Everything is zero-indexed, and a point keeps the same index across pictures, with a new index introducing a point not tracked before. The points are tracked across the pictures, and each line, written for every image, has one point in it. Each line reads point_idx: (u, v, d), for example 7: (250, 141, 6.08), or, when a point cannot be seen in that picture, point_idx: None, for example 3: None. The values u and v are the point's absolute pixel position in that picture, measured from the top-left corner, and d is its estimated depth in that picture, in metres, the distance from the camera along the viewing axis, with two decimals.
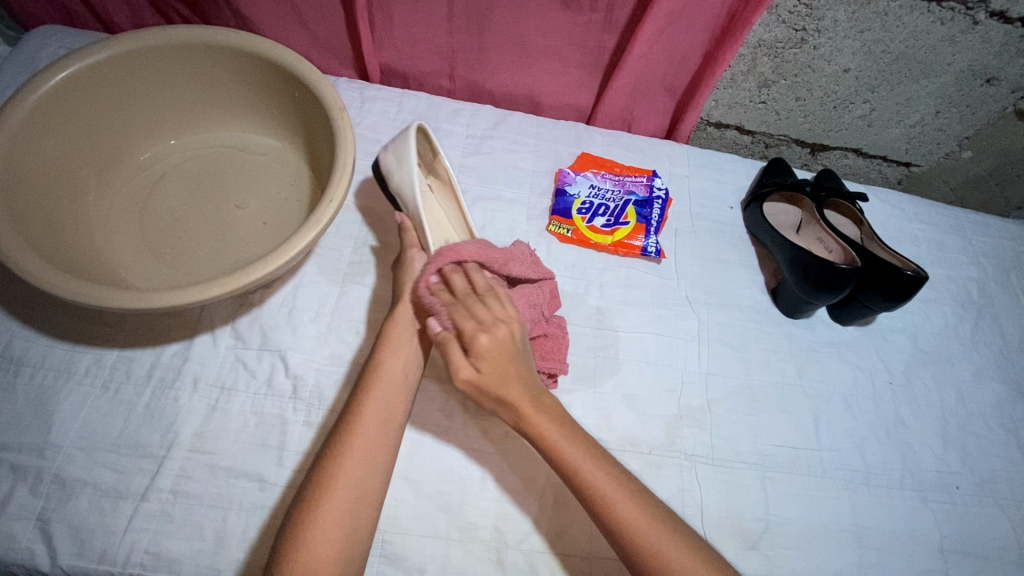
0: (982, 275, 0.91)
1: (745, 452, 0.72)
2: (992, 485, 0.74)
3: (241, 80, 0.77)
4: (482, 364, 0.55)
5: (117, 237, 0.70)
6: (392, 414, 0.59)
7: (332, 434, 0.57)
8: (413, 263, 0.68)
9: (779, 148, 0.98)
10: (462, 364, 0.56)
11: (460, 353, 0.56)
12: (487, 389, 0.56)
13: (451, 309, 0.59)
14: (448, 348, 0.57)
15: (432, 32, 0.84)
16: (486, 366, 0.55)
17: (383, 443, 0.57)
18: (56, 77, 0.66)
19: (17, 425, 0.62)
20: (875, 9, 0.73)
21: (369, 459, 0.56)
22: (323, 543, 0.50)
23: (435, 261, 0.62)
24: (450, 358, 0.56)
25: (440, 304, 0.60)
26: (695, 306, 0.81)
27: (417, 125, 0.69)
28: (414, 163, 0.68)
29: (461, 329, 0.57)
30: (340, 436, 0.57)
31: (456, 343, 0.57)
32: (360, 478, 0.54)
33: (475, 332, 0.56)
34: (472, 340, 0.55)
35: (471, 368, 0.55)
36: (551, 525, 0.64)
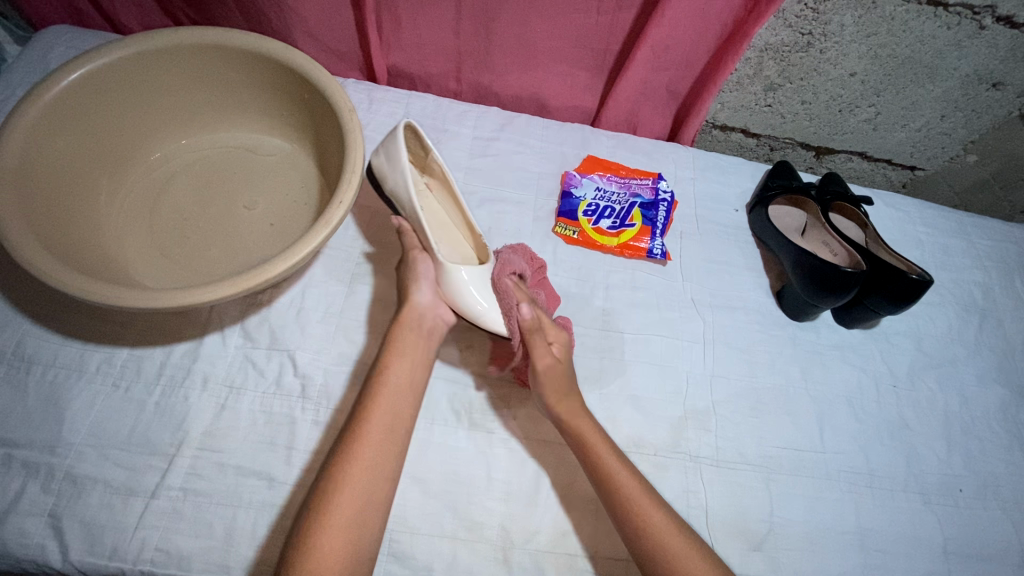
0: (987, 278, 0.91)
1: (749, 454, 0.72)
2: (995, 489, 0.75)
3: (250, 80, 0.78)
4: (561, 356, 0.66)
5: (128, 237, 0.70)
6: (398, 418, 0.60)
7: (342, 438, 0.58)
8: (418, 265, 0.68)
9: (784, 151, 0.98)
10: (544, 351, 0.64)
11: (543, 344, 0.64)
12: (559, 377, 0.64)
13: (531, 304, 0.66)
14: (536, 338, 0.64)
15: (439, 34, 0.84)
16: (563, 356, 0.66)
17: (392, 447, 0.58)
18: (69, 77, 0.67)
19: (29, 423, 0.62)
20: (881, 14, 0.73)
21: (377, 463, 0.56)
22: (334, 544, 0.52)
23: (507, 263, 0.67)
24: (538, 347, 0.64)
25: (521, 297, 0.65)
26: (700, 307, 0.81)
27: (405, 124, 0.69)
28: (405, 163, 0.68)
29: (545, 323, 0.66)
30: (348, 441, 0.57)
31: (540, 334, 0.65)
32: (370, 480, 0.55)
33: (558, 331, 0.67)
34: (555, 336, 0.66)
35: (552, 356, 0.64)
36: (556, 526, 0.64)
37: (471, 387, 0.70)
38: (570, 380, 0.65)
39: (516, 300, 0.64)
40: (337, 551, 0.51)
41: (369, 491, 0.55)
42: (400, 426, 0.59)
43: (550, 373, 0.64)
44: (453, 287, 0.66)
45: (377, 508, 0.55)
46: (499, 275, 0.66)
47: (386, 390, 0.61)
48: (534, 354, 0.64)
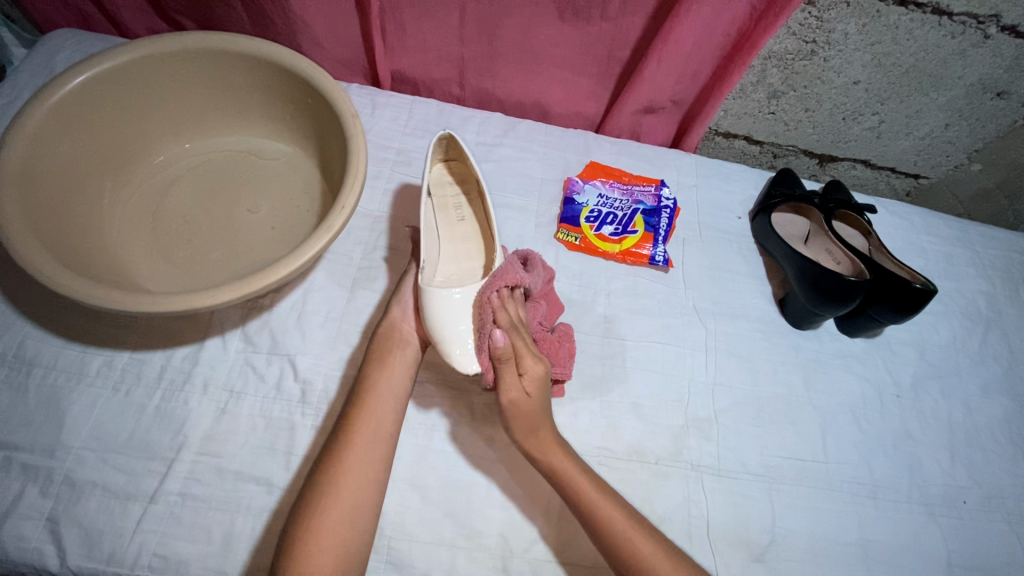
0: (991, 287, 0.91)
1: (750, 464, 0.71)
2: (999, 500, 0.74)
3: (254, 85, 0.78)
4: (532, 389, 0.61)
5: (131, 240, 0.71)
6: (381, 424, 0.61)
7: (326, 449, 0.60)
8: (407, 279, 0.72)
9: (788, 159, 0.98)
10: (513, 382, 0.61)
11: (514, 374, 0.61)
12: (526, 411, 0.61)
13: (510, 329, 0.62)
14: (504, 368, 0.61)
15: (443, 40, 0.85)
16: (536, 391, 0.62)
17: (375, 454, 0.59)
18: (74, 80, 0.67)
19: (28, 426, 0.62)
20: (886, 22, 0.73)
21: (360, 469, 0.58)
22: (322, 547, 0.53)
23: (502, 279, 0.64)
24: (504, 376, 0.61)
25: (500, 321, 0.62)
26: (701, 315, 0.81)
27: (439, 135, 0.73)
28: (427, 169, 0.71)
29: (521, 356, 0.61)
30: (333, 450, 0.59)
31: (512, 364, 0.61)
32: (356, 485, 0.57)
33: (535, 362, 0.62)
34: (530, 367, 0.62)
35: (520, 390, 0.61)
36: (555, 535, 0.64)
37: (472, 394, 0.70)
38: (540, 416, 0.61)
39: (492, 324, 0.62)
40: (328, 556, 0.53)
41: (357, 494, 0.57)
42: (383, 431, 0.61)
43: (516, 408, 0.61)
44: (428, 307, 0.65)
45: (366, 512, 0.57)
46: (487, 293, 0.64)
47: (364, 398, 0.62)
48: (501, 385, 0.61)
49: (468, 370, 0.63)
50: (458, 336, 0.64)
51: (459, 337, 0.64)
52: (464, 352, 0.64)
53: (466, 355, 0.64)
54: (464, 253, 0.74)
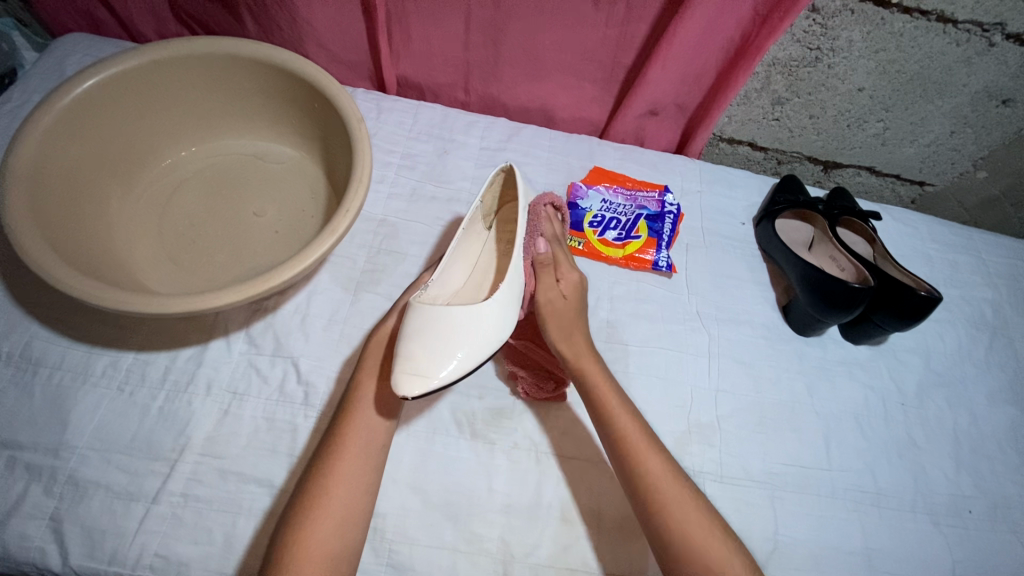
0: (997, 296, 0.90)
1: (754, 471, 0.71)
2: (1005, 510, 0.73)
3: (261, 89, 0.79)
4: (568, 290, 0.68)
5: (137, 242, 0.71)
6: (374, 432, 0.61)
7: (319, 455, 0.60)
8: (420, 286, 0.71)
9: (792, 165, 0.98)
10: (549, 286, 0.67)
11: (551, 277, 0.68)
12: (561, 313, 0.66)
13: (551, 242, 0.71)
14: (544, 270, 0.68)
15: (449, 45, 0.85)
16: (571, 295, 0.67)
17: (366, 461, 0.59)
18: (85, 83, 0.68)
19: (33, 425, 0.62)
20: (891, 30, 0.73)
21: (353, 477, 0.58)
22: (312, 552, 0.53)
23: (547, 197, 0.73)
24: (543, 276, 0.68)
25: (545, 232, 0.71)
26: (705, 320, 0.81)
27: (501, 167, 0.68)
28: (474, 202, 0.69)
29: (557, 262, 0.69)
30: (326, 458, 0.59)
31: (551, 269, 0.68)
32: (348, 492, 0.57)
33: (570, 271, 0.69)
34: (567, 273, 0.69)
35: (557, 291, 0.67)
36: (556, 540, 0.63)
37: (473, 398, 0.70)
38: (576, 314, 0.66)
39: (538, 235, 0.70)
40: (317, 562, 0.53)
41: (348, 498, 0.57)
42: (376, 441, 0.61)
43: (552, 307, 0.66)
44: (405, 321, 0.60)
45: (356, 517, 0.57)
46: (535, 205, 0.69)
47: (354, 404, 0.62)
48: (539, 286, 0.67)
49: (404, 391, 0.54)
50: (439, 361, 0.55)
51: (442, 363, 0.55)
52: (426, 373, 0.55)
53: (424, 377, 0.54)
54: (490, 285, 0.71)
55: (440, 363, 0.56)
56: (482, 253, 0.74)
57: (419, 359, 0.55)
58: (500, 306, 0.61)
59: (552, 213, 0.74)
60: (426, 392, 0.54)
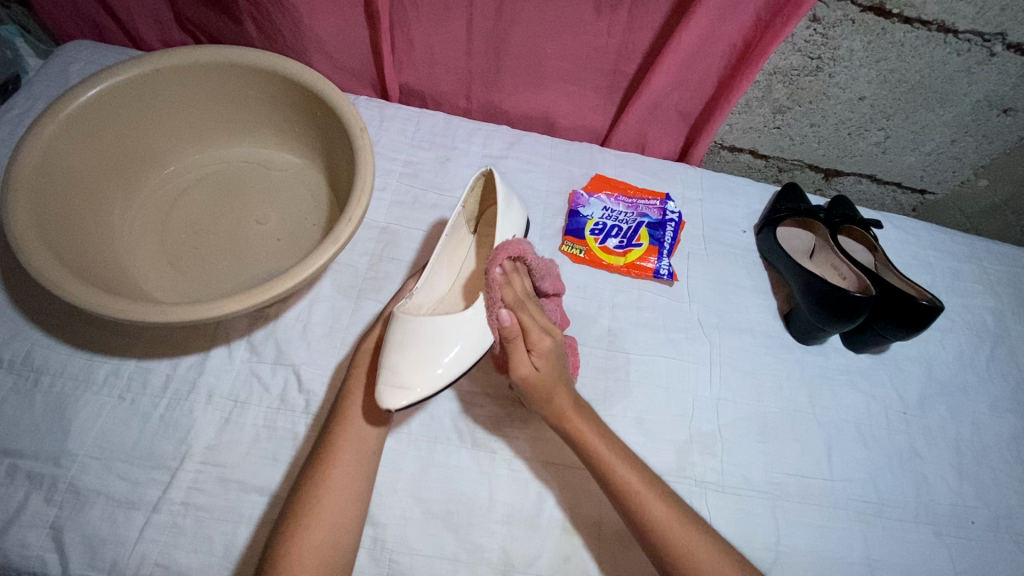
0: (998, 304, 0.90)
1: (755, 481, 0.71)
2: (1007, 521, 0.73)
3: (264, 97, 0.79)
4: (543, 362, 0.59)
5: (140, 249, 0.71)
6: (373, 440, 0.61)
7: (316, 457, 0.60)
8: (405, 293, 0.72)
9: (792, 173, 0.98)
10: (523, 361, 0.59)
11: (522, 350, 0.59)
12: (538, 387, 0.59)
13: (515, 306, 0.60)
14: (513, 347, 0.59)
15: (452, 54, 0.86)
16: (545, 365, 0.59)
17: (359, 459, 0.60)
18: (89, 92, 0.69)
19: (34, 433, 0.62)
20: (892, 39, 0.73)
21: (349, 477, 0.59)
22: (306, 551, 0.53)
23: (504, 254, 0.64)
24: (513, 354, 0.59)
25: (506, 298, 0.61)
26: (706, 329, 0.81)
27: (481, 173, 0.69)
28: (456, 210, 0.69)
29: (524, 331, 0.59)
30: (323, 460, 0.59)
31: (520, 341, 0.59)
32: (345, 497, 0.57)
33: (542, 336, 0.60)
34: (538, 342, 0.59)
35: (531, 368, 0.59)
36: (556, 550, 0.63)
37: (474, 407, 0.70)
38: (554, 384, 0.60)
39: (499, 304, 0.61)
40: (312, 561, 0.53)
41: (343, 498, 0.57)
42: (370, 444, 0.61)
43: (528, 385, 0.59)
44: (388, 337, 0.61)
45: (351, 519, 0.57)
46: (494, 267, 0.63)
47: (352, 412, 0.62)
48: (511, 363, 0.59)
49: (386, 404, 0.55)
50: (422, 375, 0.57)
51: (426, 376, 0.57)
52: (409, 386, 0.56)
53: (406, 390, 0.56)
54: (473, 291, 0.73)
55: (422, 375, 0.57)
56: (466, 260, 0.76)
57: (401, 370, 0.57)
58: (483, 317, 0.63)
59: (512, 269, 0.64)
60: (408, 404, 0.56)
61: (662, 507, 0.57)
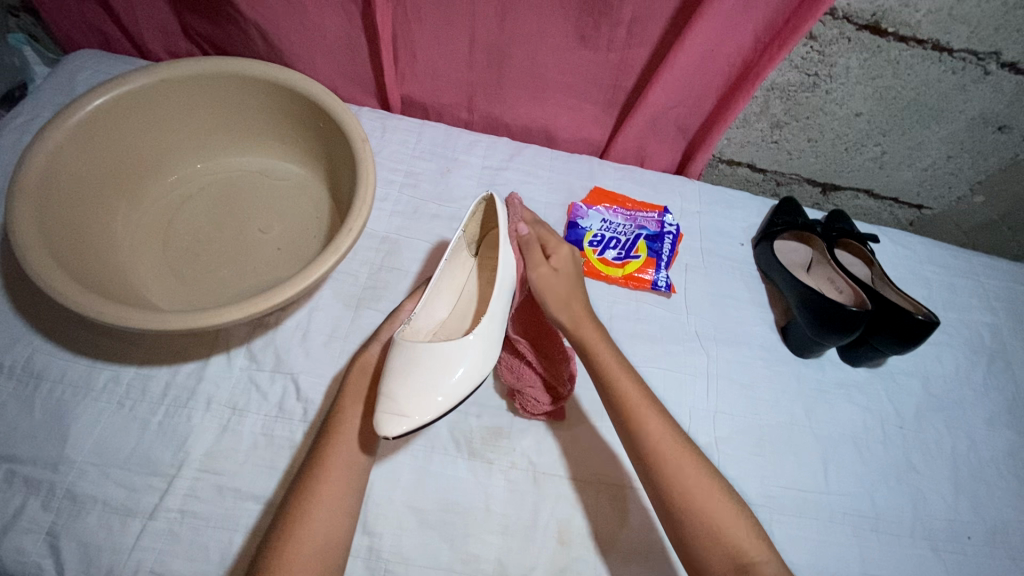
0: (995, 320, 0.90)
1: (752, 493, 0.71)
2: (1003, 536, 0.73)
3: (267, 107, 0.80)
4: (559, 263, 0.65)
5: (142, 257, 0.72)
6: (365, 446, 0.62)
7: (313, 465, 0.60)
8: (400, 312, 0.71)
9: (791, 187, 0.99)
10: (541, 262, 0.65)
11: (541, 254, 0.66)
12: (557, 287, 0.64)
13: (532, 224, 0.69)
14: (533, 248, 0.66)
15: (453, 66, 0.87)
16: (564, 269, 0.65)
17: (352, 467, 0.61)
18: (96, 101, 0.70)
19: (33, 439, 0.63)
20: (886, 58, 0.74)
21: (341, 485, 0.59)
22: (304, 553, 0.54)
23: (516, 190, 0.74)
24: (532, 255, 0.66)
25: (523, 216, 0.70)
26: (704, 341, 0.81)
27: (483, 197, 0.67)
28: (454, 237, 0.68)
29: (544, 241, 0.67)
30: (321, 468, 0.59)
31: (538, 248, 0.66)
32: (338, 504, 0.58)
33: (559, 245, 0.67)
34: (556, 250, 0.66)
35: (549, 268, 0.65)
36: (553, 561, 0.63)
37: (471, 417, 0.70)
38: (569, 289, 0.64)
39: (518, 218, 0.69)
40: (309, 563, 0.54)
41: (338, 504, 0.58)
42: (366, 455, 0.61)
43: (546, 284, 0.64)
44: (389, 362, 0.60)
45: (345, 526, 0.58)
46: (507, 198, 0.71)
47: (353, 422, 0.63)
48: (530, 265, 0.65)
49: (385, 431, 0.54)
50: (418, 403, 0.56)
51: (423, 405, 0.56)
52: (405, 414, 0.55)
53: (402, 419, 0.55)
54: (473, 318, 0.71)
55: (415, 401, 0.56)
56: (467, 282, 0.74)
57: (397, 399, 0.56)
58: (484, 341, 0.61)
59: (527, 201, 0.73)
60: (406, 431, 0.55)
61: (652, 417, 0.58)
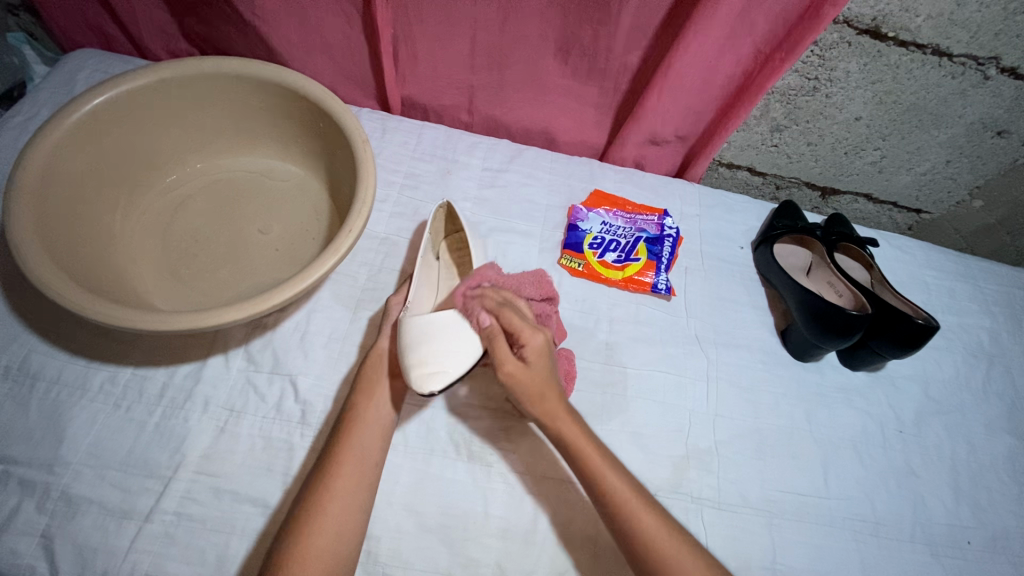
0: (994, 324, 0.90)
1: (753, 498, 0.71)
2: (1004, 542, 0.73)
3: (267, 107, 0.80)
4: (531, 357, 0.58)
5: (140, 257, 0.72)
6: (369, 449, 0.61)
7: (318, 467, 0.60)
8: (392, 310, 0.71)
9: (790, 190, 0.99)
10: (508, 357, 0.59)
11: (509, 348, 0.59)
12: (527, 385, 0.58)
13: (498, 307, 0.62)
14: (499, 340, 0.60)
15: (453, 68, 0.87)
16: (535, 363, 0.58)
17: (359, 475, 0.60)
18: (95, 100, 0.69)
19: (28, 440, 0.62)
20: (887, 62, 0.74)
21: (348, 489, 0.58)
22: (315, 553, 0.54)
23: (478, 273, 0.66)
24: (497, 349, 0.59)
25: (485, 301, 0.62)
26: (703, 344, 0.81)
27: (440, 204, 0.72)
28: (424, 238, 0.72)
29: (510, 328, 0.59)
30: (323, 470, 0.59)
31: (505, 337, 0.60)
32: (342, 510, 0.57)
33: (531, 332, 0.59)
34: (528, 339, 0.58)
35: (517, 362, 0.58)
36: (552, 566, 0.63)
37: (470, 419, 0.70)
38: (542, 387, 0.58)
39: (479, 307, 0.62)
40: (319, 562, 0.53)
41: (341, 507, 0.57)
42: (370, 458, 0.61)
43: (515, 381, 0.58)
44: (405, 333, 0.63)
45: (356, 526, 0.57)
46: (460, 292, 0.64)
47: (352, 425, 0.62)
48: (496, 361, 0.59)
49: (430, 388, 0.59)
50: (449, 355, 0.60)
51: (453, 356, 0.60)
52: (442, 368, 0.60)
53: (444, 373, 0.60)
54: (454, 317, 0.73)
55: (448, 357, 0.60)
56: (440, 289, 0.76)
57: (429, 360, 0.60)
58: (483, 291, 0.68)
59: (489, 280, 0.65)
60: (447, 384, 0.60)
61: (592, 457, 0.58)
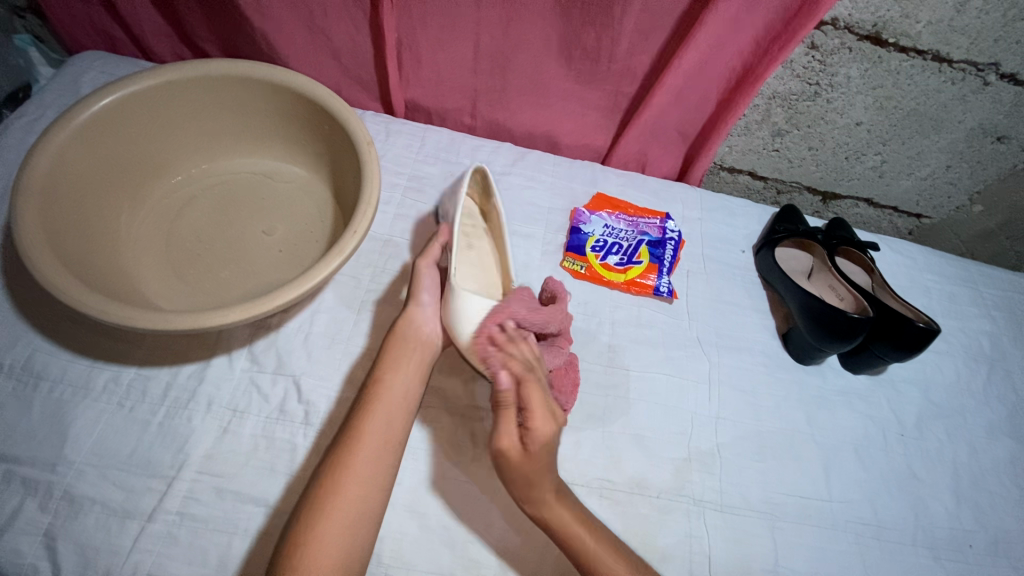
0: (994, 328, 0.91)
1: (755, 501, 0.71)
2: (1005, 546, 0.73)
3: (272, 109, 0.80)
4: (532, 447, 0.57)
5: (145, 257, 0.72)
6: (383, 440, 0.60)
7: (326, 461, 0.58)
8: (423, 277, 0.70)
9: (791, 195, 1.00)
10: (511, 434, 0.57)
11: (515, 423, 0.58)
12: (519, 470, 0.57)
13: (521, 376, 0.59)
14: (509, 413, 0.58)
15: (457, 71, 0.87)
16: (537, 453, 0.57)
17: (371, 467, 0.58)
18: (103, 101, 0.70)
19: (32, 440, 0.62)
20: (887, 68, 0.75)
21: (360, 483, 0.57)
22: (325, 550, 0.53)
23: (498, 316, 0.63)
24: (504, 421, 0.57)
25: (509, 364, 0.59)
26: (705, 347, 0.81)
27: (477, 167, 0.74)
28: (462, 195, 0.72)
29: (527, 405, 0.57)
30: (334, 462, 0.57)
31: (515, 412, 0.58)
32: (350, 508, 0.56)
33: (544, 420, 0.57)
34: (538, 426, 0.57)
35: (517, 441, 0.57)
36: (554, 568, 0.63)
37: (473, 420, 0.70)
38: (534, 474, 0.57)
39: (500, 366, 0.59)
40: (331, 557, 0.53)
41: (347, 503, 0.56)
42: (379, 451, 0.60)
43: (505, 458, 0.57)
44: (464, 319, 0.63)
45: (367, 523, 0.56)
46: (482, 340, 0.61)
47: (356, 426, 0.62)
48: (497, 432, 0.57)
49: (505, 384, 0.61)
50: None
51: None
52: None
53: None
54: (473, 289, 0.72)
55: None
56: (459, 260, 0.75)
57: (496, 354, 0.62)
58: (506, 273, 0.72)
59: (516, 337, 0.62)
60: None
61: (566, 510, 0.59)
